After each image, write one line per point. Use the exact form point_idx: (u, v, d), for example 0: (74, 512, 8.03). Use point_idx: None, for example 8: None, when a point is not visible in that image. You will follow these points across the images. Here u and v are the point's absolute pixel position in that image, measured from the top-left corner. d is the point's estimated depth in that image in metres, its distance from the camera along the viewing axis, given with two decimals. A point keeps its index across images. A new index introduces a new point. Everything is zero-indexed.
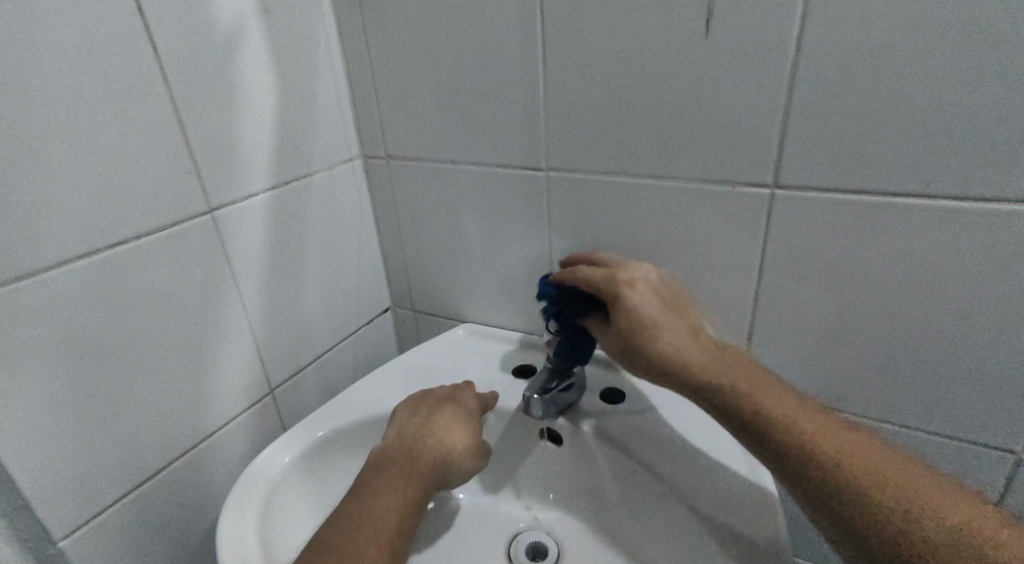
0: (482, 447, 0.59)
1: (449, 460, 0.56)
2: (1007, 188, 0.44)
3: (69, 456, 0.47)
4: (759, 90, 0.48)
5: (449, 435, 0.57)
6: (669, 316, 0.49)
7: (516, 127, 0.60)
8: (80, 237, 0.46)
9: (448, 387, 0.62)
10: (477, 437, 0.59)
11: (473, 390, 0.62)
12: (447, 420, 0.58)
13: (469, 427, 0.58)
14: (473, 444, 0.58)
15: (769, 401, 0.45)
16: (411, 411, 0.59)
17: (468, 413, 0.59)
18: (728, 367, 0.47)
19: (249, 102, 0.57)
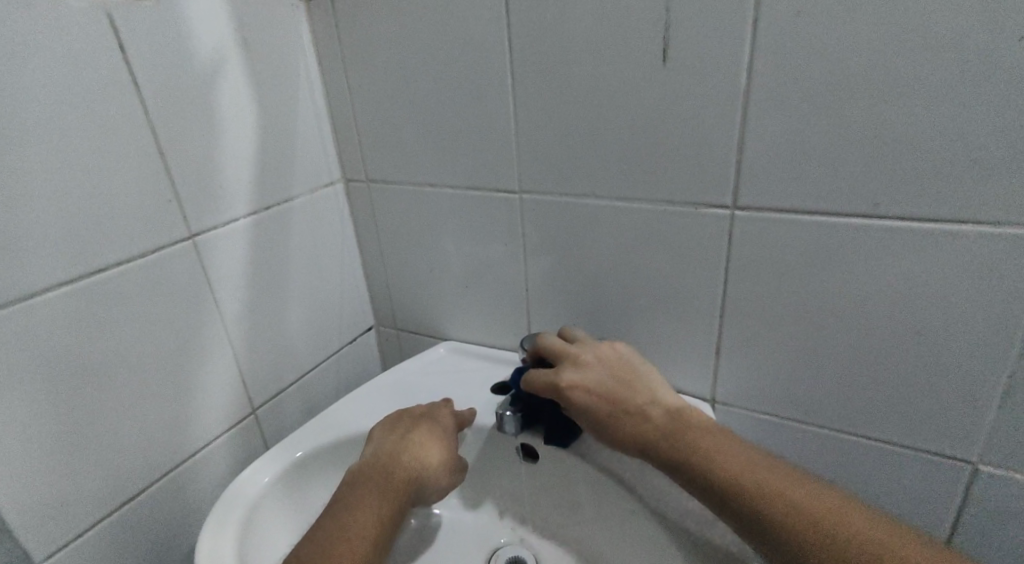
0: (456, 462, 0.60)
1: (426, 476, 0.57)
2: (950, 209, 0.46)
3: (51, 478, 0.49)
4: (717, 118, 0.51)
5: (425, 451, 0.58)
6: (621, 391, 0.55)
7: (489, 153, 0.62)
8: (59, 266, 0.48)
9: (424, 406, 0.63)
10: (450, 453, 0.60)
11: (450, 409, 0.63)
12: (422, 436, 0.59)
13: (443, 442, 0.60)
14: (447, 458, 0.59)
15: (699, 444, 0.51)
16: (387, 430, 0.60)
17: (442, 430, 0.61)
18: (672, 423, 0.53)
19: (229, 130, 0.59)
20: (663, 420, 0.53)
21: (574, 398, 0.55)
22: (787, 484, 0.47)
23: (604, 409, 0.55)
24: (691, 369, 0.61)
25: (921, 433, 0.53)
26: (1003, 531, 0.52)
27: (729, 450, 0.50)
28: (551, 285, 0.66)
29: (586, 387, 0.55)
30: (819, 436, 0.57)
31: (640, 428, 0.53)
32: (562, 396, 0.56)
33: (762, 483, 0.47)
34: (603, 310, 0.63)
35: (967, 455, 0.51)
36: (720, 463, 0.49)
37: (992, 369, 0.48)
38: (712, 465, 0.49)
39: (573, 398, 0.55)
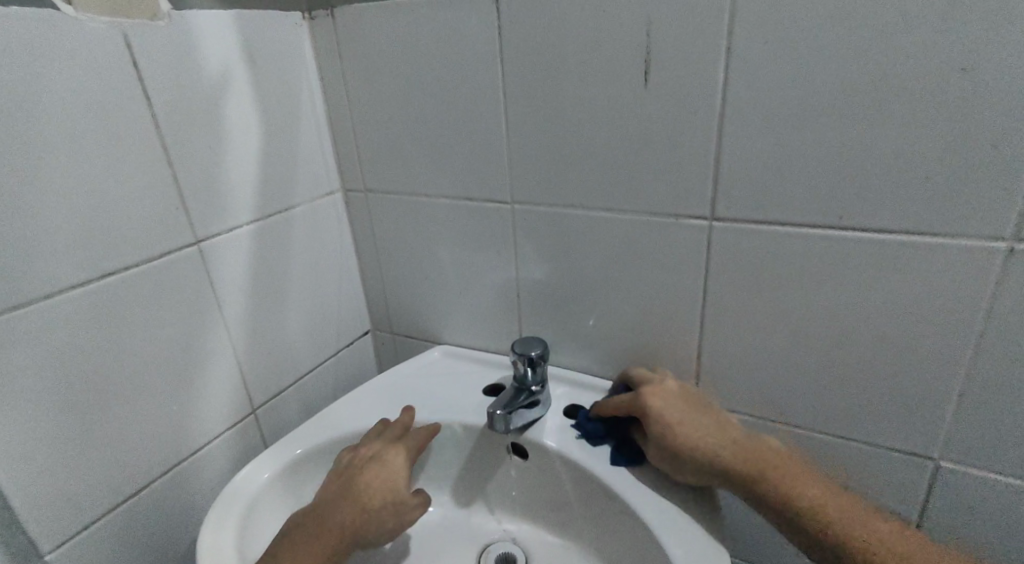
0: (405, 499, 0.57)
1: (366, 522, 0.55)
2: (909, 221, 0.48)
3: (59, 473, 0.51)
4: (695, 134, 0.54)
5: (362, 493, 0.56)
6: (696, 412, 0.58)
7: (482, 164, 0.65)
8: (70, 270, 0.50)
9: (378, 442, 0.61)
10: (397, 491, 0.57)
11: (401, 447, 0.60)
12: (363, 477, 0.57)
13: (387, 481, 0.57)
14: (390, 498, 0.57)
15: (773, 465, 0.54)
16: (334, 476, 0.59)
17: (388, 468, 0.58)
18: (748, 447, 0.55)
19: (234, 142, 0.62)
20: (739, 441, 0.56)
21: (656, 410, 0.57)
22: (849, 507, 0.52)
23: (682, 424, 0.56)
24: (673, 372, 0.64)
25: (887, 432, 0.55)
26: (963, 525, 0.55)
27: (794, 472, 0.54)
28: (541, 291, 0.69)
29: (663, 405, 0.57)
30: (793, 436, 0.60)
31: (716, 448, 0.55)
32: (645, 408, 0.57)
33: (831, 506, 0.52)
34: (591, 314, 0.66)
35: (929, 453, 0.54)
36: (793, 488, 0.53)
37: (950, 372, 0.51)
38: (785, 489, 0.53)
39: (651, 414, 0.57)
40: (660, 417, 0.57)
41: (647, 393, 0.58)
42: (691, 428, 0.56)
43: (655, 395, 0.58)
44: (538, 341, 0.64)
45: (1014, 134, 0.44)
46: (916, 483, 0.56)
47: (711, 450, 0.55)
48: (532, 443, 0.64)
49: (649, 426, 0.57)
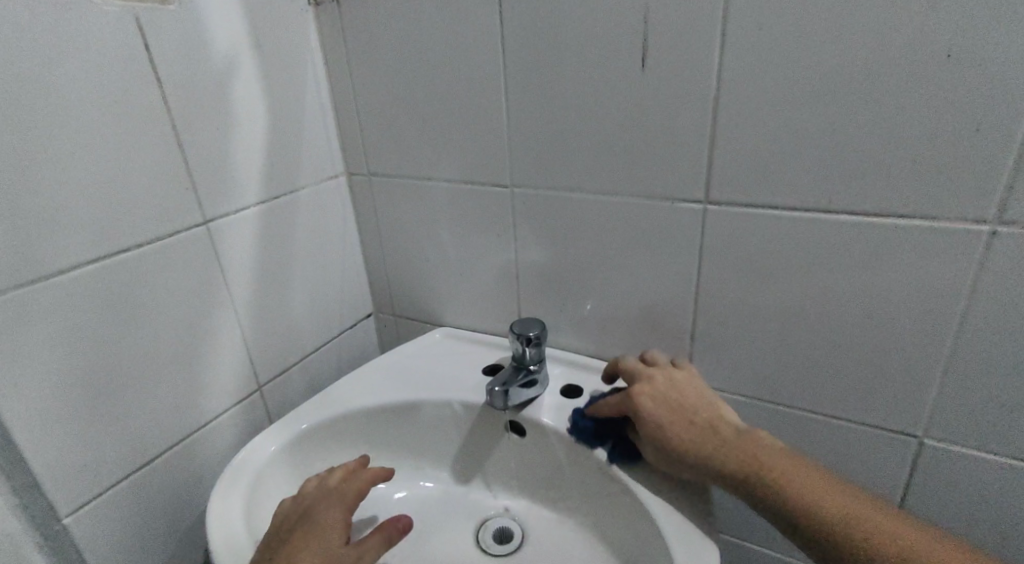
0: (341, 557, 0.50)
1: None
2: (897, 203, 0.50)
3: (75, 440, 0.53)
4: (691, 118, 0.55)
5: (290, 557, 0.49)
6: (693, 409, 0.56)
7: (483, 148, 0.67)
8: (85, 244, 0.52)
9: (309, 502, 0.55)
10: (331, 551, 0.50)
11: (332, 500, 0.55)
12: (289, 542, 0.51)
13: (318, 542, 0.51)
14: (320, 559, 0.50)
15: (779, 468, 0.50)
16: (262, 545, 0.52)
17: (320, 527, 0.52)
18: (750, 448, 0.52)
19: (240, 124, 0.63)
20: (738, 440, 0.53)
21: (642, 407, 0.56)
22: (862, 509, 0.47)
23: (671, 421, 0.55)
24: (667, 353, 0.66)
25: (873, 410, 0.57)
26: (946, 501, 0.57)
27: (796, 471, 0.50)
28: (540, 273, 0.70)
29: (652, 402, 0.56)
30: (782, 414, 0.62)
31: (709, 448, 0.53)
32: (633, 406, 0.57)
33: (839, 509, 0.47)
34: (588, 296, 0.68)
35: (913, 430, 0.56)
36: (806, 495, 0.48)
37: (932, 351, 0.53)
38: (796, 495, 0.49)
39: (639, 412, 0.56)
40: (649, 413, 0.56)
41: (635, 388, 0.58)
42: (683, 428, 0.54)
43: (641, 394, 0.57)
44: (536, 323, 0.65)
45: (996, 117, 0.45)
46: (902, 461, 0.58)
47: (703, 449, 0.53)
48: (530, 420, 0.66)
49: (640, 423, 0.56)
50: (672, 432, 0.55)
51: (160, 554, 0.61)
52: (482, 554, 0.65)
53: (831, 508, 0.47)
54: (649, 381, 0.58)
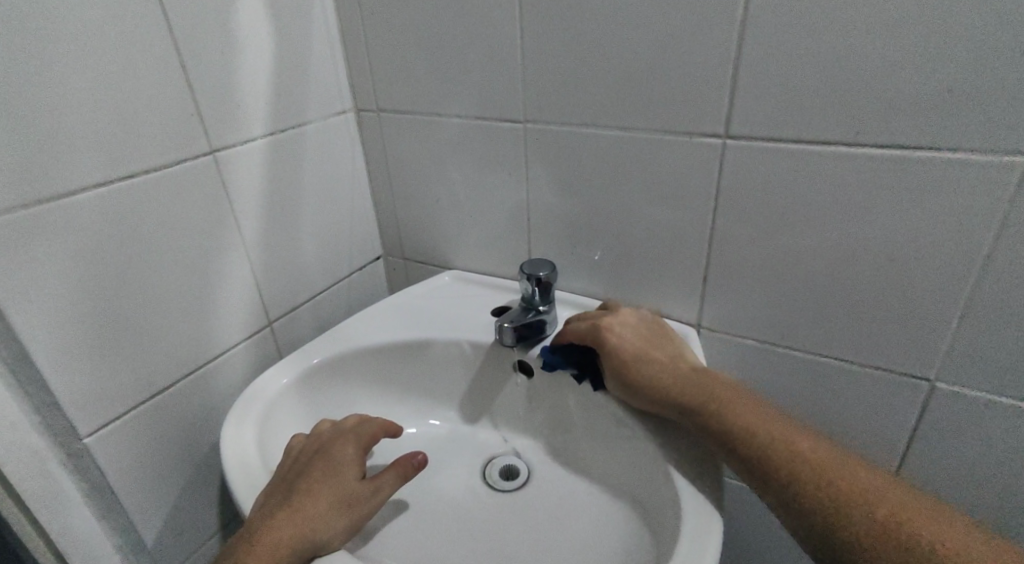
0: (359, 494, 0.51)
1: (323, 522, 0.48)
2: (927, 136, 0.48)
3: (90, 363, 0.53)
4: (714, 48, 0.53)
5: (312, 491, 0.50)
6: (654, 348, 0.59)
7: (496, 81, 0.65)
8: (94, 166, 0.51)
9: (322, 439, 0.55)
10: (349, 487, 0.51)
11: (348, 441, 0.55)
12: (309, 475, 0.51)
13: (337, 479, 0.51)
14: (341, 493, 0.51)
15: (724, 397, 0.52)
16: (278, 477, 0.52)
17: (338, 463, 0.52)
18: (702, 382, 0.54)
19: (247, 51, 0.62)
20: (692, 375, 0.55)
21: (608, 339, 0.59)
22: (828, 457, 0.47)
23: (633, 352, 0.58)
24: (678, 296, 0.65)
25: (886, 354, 0.57)
26: (953, 443, 0.57)
27: (757, 412, 0.51)
28: (551, 214, 0.69)
29: (619, 333, 0.59)
30: (792, 358, 0.61)
31: (673, 381, 0.55)
32: (599, 336, 0.60)
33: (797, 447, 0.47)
34: (600, 237, 0.67)
35: (926, 374, 0.56)
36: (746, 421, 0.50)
37: (949, 292, 0.52)
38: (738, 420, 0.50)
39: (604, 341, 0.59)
40: (617, 343, 0.59)
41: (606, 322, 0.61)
42: (651, 363, 0.57)
43: (611, 326, 0.60)
44: (546, 262, 0.64)
45: None
46: (909, 404, 0.57)
47: (658, 377, 0.55)
48: (539, 359, 0.66)
49: (608, 353, 0.58)
50: (640, 364, 0.57)
51: (177, 480, 0.62)
52: (488, 488, 0.66)
53: (785, 441, 0.48)
54: (618, 320, 0.61)
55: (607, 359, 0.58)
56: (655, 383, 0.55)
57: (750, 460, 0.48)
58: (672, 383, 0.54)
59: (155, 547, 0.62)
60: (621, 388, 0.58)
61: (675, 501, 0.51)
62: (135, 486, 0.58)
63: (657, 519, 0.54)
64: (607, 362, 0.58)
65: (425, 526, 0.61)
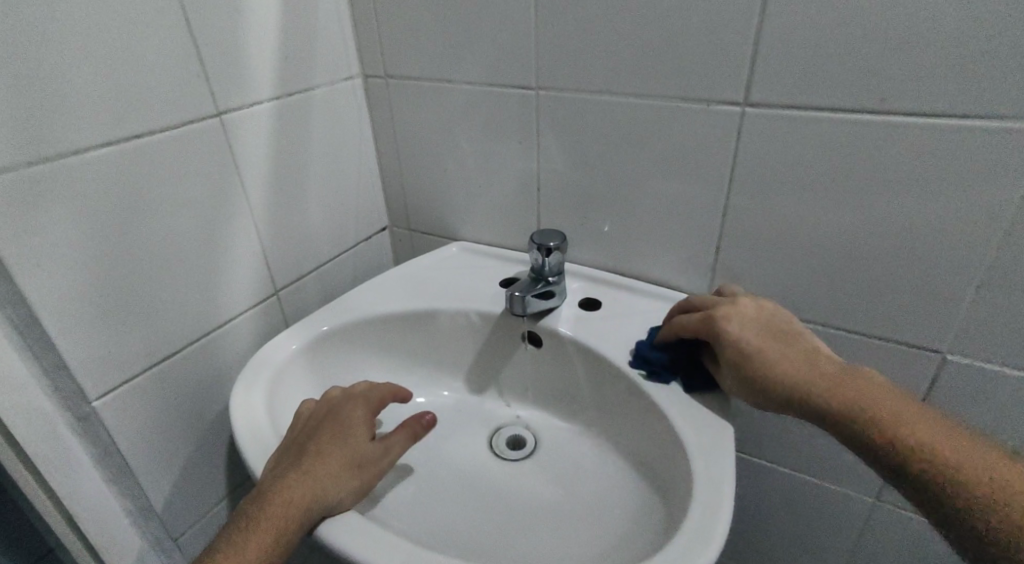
0: (371, 455, 0.52)
1: (335, 481, 0.48)
2: (951, 104, 0.47)
3: (98, 327, 0.52)
4: (736, 12, 0.51)
5: (323, 453, 0.50)
6: (776, 342, 0.50)
7: (507, 46, 0.63)
8: (100, 126, 0.50)
9: (331, 403, 0.55)
10: (361, 450, 0.51)
11: (359, 405, 0.54)
12: (320, 439, 0.51)
13: (348, 441, 0.51)
14: (353, 454, 0.51)
15: (855, 394, 0.46)
16: (289, 441, 0.52)
17: (349, 427, 0.52)
18: (829, 378, 0.47)
19: (253, 10, 0.60)
20: (816, 371, 0.48)
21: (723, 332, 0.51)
22: (972, 452, 0.43)
23: (754, 347, 0.50)
24: (690, 267, 0.65)
25: (897, 326, 0.56)
26: (961, 415, 0.57)
27: (889, 404, 0.45)
28: (562, 184, 0.68)
29: (735, 325, 0.51)
30: (803, 331, 0.61)
31: (812, 386, 0.47)
32: (711, 330, 0.52)
33: (940, 444, 0.43)
34: (611, 207, 0.66)
35: (938, 346, 0.55)
36: (883, 418, 0.45)
37: (967, 263, 0.51)
38: (873, 419, 0.45)
39: (720, 335, 0.51)
40: (732, 339, 0.51)
41: (720, 313, 0.52)
42: (782, 364, 0.48)
43: (728, 316, 0.52)
44: (557, 233, 0.63)
45: None
46: (920, 376, 0.57)
47: (782, 376, 0.48)
48: (548, 331, 0.65)
49: (723, 351, 0.51)
50: (769, 364, 0.49)
51: (185, 446, 0.62)
52: (496, 458, 0.66)
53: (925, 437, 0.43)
54: (732, 309, 0.52)
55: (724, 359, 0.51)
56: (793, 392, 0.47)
57: (890, 462, 0.44)
58: (801, 382, 0.47)
59: (164, 511, 0.62)
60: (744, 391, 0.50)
61: (685, 468, 0.51)
62: (143, 451, 0.58)
63: (667, 487, 0.55)
64: (724, 361, 0.51)
65: (432, 492, 0.62)
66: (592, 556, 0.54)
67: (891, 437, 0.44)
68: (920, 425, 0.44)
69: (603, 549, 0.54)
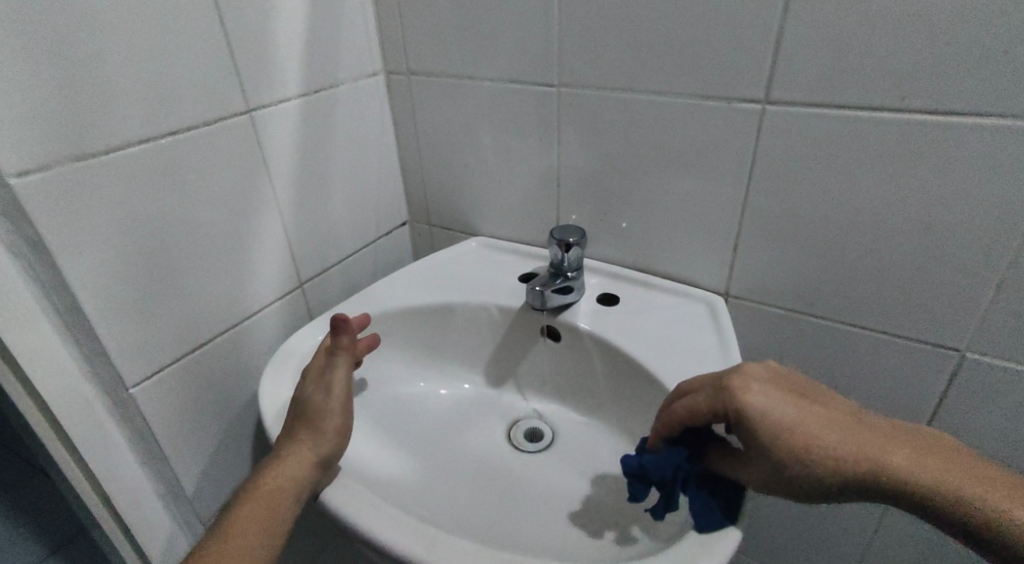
0: (321, 403, 0.53)
1: (302, 445, 0.51)
2: (973, 103, 0.47)
3: (134, 316, 0.54)
4: (758, 10, 0.52)
5: (289, 432, 0.52)
6: (798, 404, 0.44)
7: (530, 45, 0.64)
8: (139, 122, 0.52)
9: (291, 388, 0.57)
10: (312, 405, 0.53)
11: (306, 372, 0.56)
12: (284, 428, 0.53)
13: (300, 405, 0.53)
14: (305, 419, 0.52)
15: (853, 442, 0.43)
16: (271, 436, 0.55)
17: (300, 395, 0.54)
18: (835, 431, 0.43)
19: (282, 10, 0.61)
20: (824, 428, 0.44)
21: (750, 409, 0.44)
22: (976, 473, 0.43)
23: (789, 421, 0.44)
24: (708, 264, 0.65)
25: (913, 324, 0.57)
26: (979, 413, 0.57)
27: (894, 447, 0.43)
28: (582, 180, 0.69)
29: (761, 396, 0.44)
30: (820, 328, 0.62)
31: (835, 447, 0.43)
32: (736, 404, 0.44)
33: (950, 477, 0.42)
34: (630, 204, 0.67)
35: (956, 343, 0.55)
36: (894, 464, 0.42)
37: (987, 261, 0.51)
38: (887, 469, 0.42)
39: (753, 413, 0.44)
40: (761, 414, 0.44)
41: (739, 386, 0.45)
42: (812, 426, 0.43)
43: (749, 387, 0.45)
44: (576, 229, 0.64)
45: None
46: (938, 375, 0.58)
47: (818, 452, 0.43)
48: (567, 325, 0.66)
49: (759, 432, 0.44)
50: (807, 439, 0.43)
51: (214, 433, 0.64)
52: (514, 449, 0.67)
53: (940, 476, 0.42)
54: (747, 377, 0.46)
55: (758, 440, 0.44)
56: (818, 457, 0.42)
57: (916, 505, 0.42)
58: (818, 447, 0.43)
59: (194, 495, 0.64)
60: (770, 468, 0.44)
61: None
62: (175, 437, 0.60)
63: None
64: (758, 443, 0.44)
65: (452, 481, 0.63)
66: (610, 544, 0.55)
67: (907, 481, 0.42)
68: (927, 460, 0.43)
69: (620, 537, 0.55)
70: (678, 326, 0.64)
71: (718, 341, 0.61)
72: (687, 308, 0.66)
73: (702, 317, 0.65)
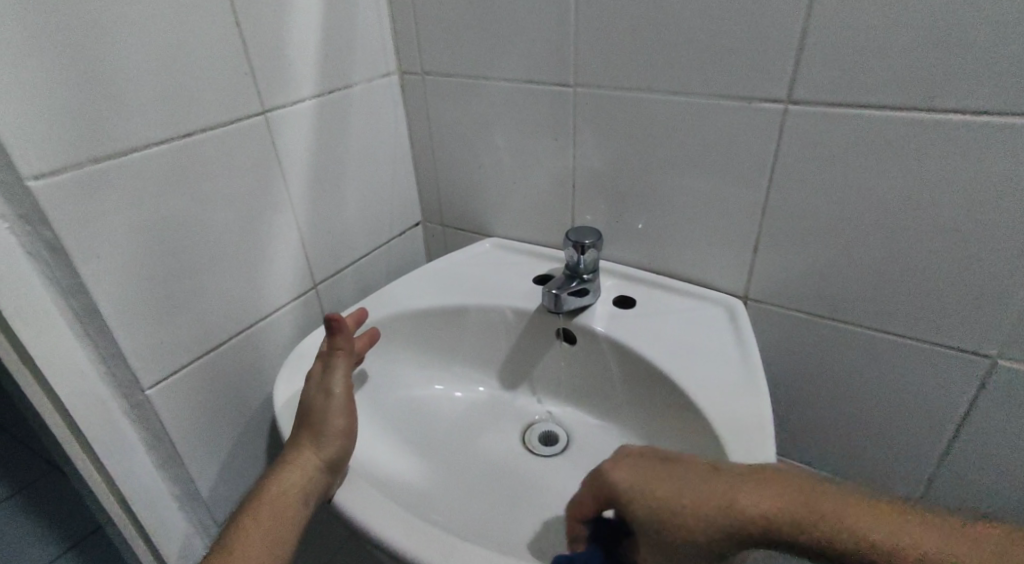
0: (322, 406, 0.53)
1: (309, 448, 0.51)
2: (1005, 102, 0.46)
3: (150, 318, 0.54)
4: (781, 9, 0.51)
5: (293, 437, 0.52)
6: (675, 479, 0.44)
7: (546, 45, 0.63)
8: (155, 124, 0.51)
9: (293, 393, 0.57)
10: (315, 408, 0.53)
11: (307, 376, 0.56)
12: (289, 436, 0.54)
13: (302, 409, 0.53)
14: (307, 423, 0.52)
15: (777, 496, 0.41)
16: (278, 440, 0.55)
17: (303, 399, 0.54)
18: (750, 488, 0.42)
19: (297, 11, 0.61)
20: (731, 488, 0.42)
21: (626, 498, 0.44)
22: (925, 529, 0.39)
23: (661, 499, 0.43)
24: (727, 266, 0.64)
25: (941, 329, 0.55)
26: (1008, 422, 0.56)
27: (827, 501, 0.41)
28: (598, 181, 0.68)
29: (626, 482, 0.45)
30: (842, 332, 0.60)
31: (740, 504, 0.41)
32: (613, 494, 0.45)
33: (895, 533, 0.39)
34: (648, 206, 0.66)
35: (985, 350, 0.54)
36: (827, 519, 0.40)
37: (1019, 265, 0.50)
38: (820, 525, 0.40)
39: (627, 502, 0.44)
40: (637, 500, 0.44)
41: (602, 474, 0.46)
42: (704, 492, 0.42)
43: (612, 473, 0.45)
44: (592, 231, 0.64)
45: None
46: (966, 382, 0.56)
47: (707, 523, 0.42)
48: (583, 328, 0.65)
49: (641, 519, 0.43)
50: (687, 512, 0.42)
51: (229, 434, 0.64)
52: (529, 453, 0.67)
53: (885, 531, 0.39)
54: (613, 465, 0.46)
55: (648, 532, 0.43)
56: (726, 522, 0.41)
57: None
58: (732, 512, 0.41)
59: (209, 498, 0.64)
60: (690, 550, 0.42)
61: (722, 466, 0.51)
62: (190, 438, 0.60)
63: None
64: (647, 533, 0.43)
65: (467, 485, 0.62)
66: None
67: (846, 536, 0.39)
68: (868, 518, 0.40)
69: None
70: (696, 329, 0.63)
71: (738, 345, 0.60)
72: (705, 311, 0.65)
73: (720, 320, 0.64)
